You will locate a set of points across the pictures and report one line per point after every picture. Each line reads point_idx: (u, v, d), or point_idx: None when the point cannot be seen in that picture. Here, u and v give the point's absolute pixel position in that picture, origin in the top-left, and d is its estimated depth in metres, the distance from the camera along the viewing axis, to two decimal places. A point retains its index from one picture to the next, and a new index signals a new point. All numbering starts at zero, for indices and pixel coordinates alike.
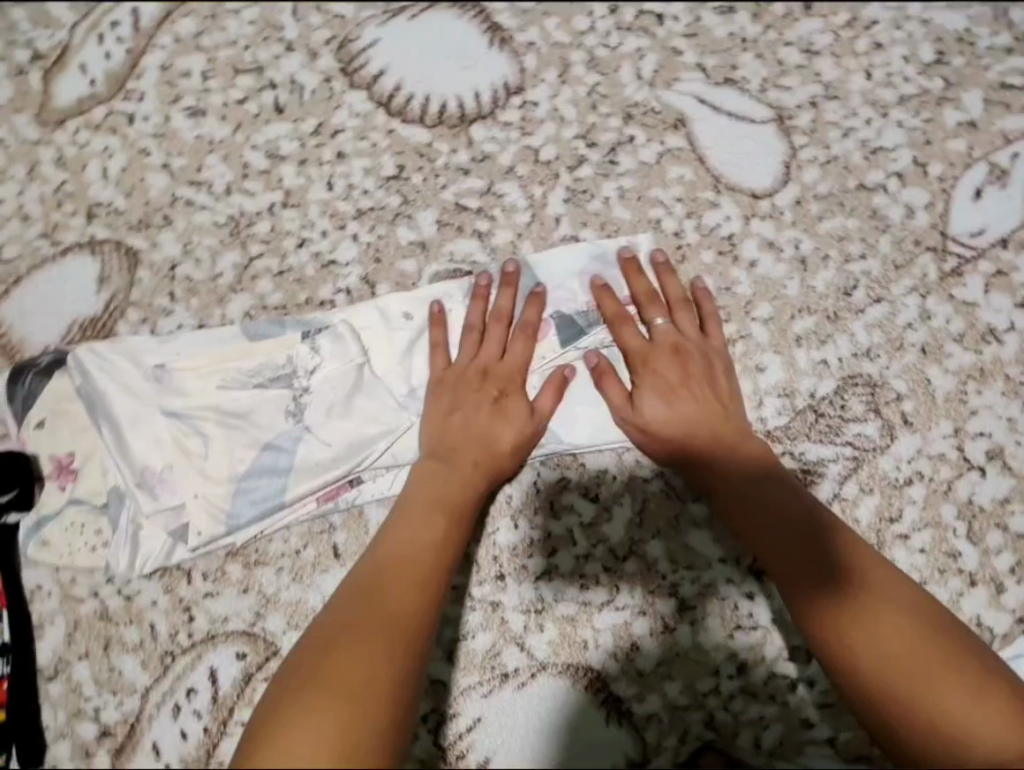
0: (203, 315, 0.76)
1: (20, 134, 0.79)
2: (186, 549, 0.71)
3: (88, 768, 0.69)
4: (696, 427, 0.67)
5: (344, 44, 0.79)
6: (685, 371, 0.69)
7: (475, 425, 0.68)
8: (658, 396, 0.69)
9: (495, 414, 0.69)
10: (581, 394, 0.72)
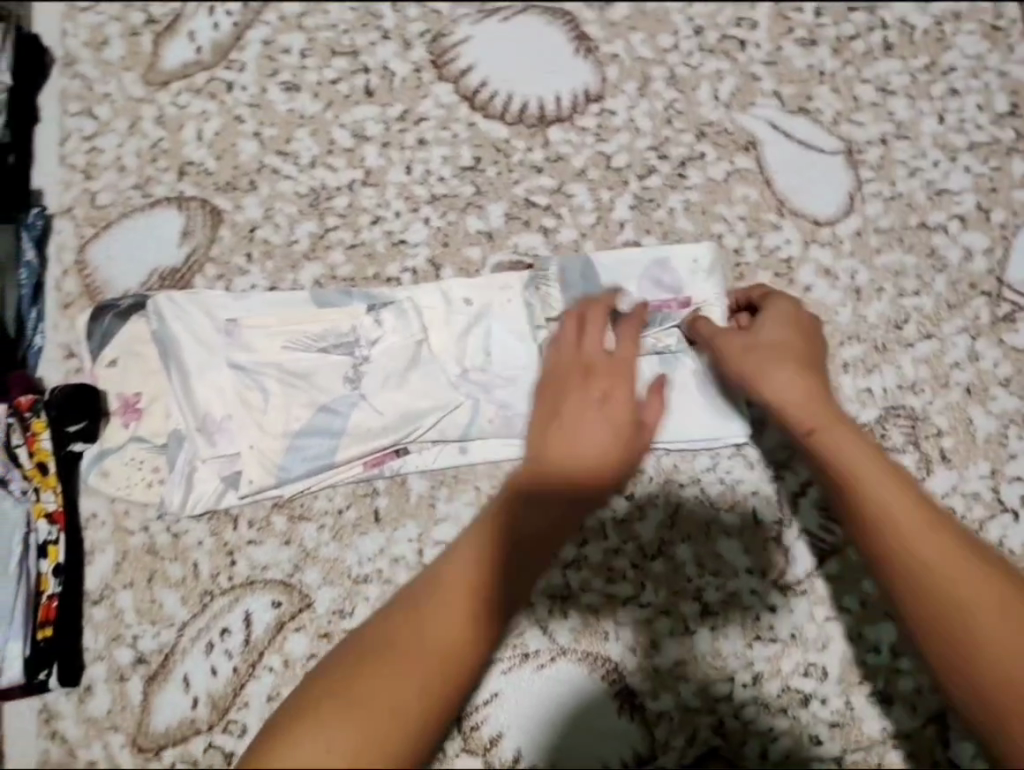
0: (275, 278, 0.80)
1: (127, 91, 0.84)
2: (236, 494, 0.75)
3: (122, 690, 0.74)
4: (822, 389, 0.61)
5: (437, 37, 0.83)
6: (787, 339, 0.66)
7: (585, 413, 0.63)
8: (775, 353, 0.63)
9: (610, 402, 0.64)
10: None
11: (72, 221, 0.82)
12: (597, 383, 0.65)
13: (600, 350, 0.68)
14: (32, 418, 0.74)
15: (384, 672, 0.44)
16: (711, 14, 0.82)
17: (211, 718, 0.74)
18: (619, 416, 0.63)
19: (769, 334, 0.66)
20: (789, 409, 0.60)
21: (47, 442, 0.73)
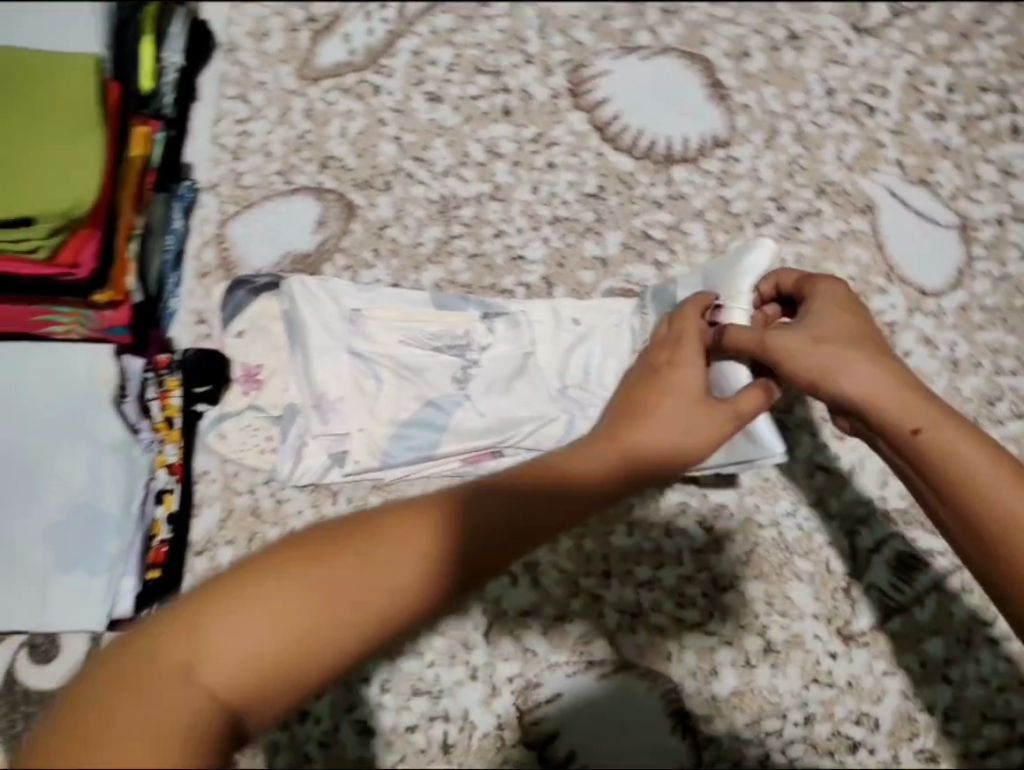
0: (398, 276, 0.86)
1: (281, 82, 0.89)
2: (340, 472, 0.80)
3: None
4: (883, 387, 0.58)
5: (577, 68, 0.87)
6: (844, 327, 0.63)
7: (654, 394, 0.60)
8: (821, 342, 0.61)
9: (689, 385, 0.60)
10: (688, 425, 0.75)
11: (216, 197, 0.88)
12: (674, 369, 0.61)
13: (689, 341, 0.64)
14: (167, 376, 0.79)
15: (333, 585, 0.41)
16: (845, 78, 0.84)
17: None
18: (694, 400, 0.59)
19: (833, 322, 0.63)
20: (868, 402, 0.58)
21: (177, 399, 0.79)
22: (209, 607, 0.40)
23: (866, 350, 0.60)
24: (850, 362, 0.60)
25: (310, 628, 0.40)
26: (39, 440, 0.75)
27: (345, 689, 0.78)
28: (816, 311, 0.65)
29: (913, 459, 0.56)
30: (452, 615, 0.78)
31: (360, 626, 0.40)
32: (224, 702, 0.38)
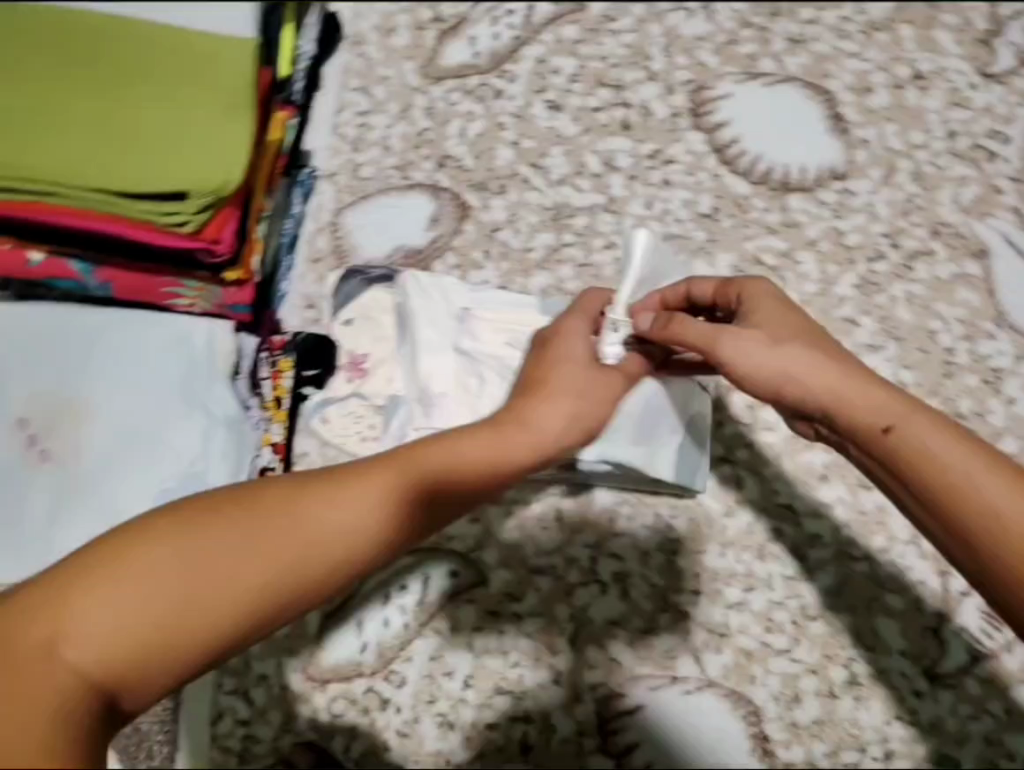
0: (507, 279, 0.87)
1: (404, 78, 0.91)
2: None
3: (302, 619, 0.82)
4: (842, 390, 0.60)
5: (700, 89, 0.88)
6: (783, 330, 0.64)
7: (532, 385, 0.65)
8: (771, 352, 0.62)
9: (562, 370, 0.66)
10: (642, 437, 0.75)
11: (333, 185, 0.90)
12: (552, 346, 0.68)
13: (570, 340, 0.68)
14: (280, 357, 0.82)
15: (224, 558, 0.49)
16: (967, 122, 0.85)
17: (375, 665, 0.82)
18: (565, 390, 0.65)
19: (774, 323, 0.65)
20: (832, 408, 0.61)
21: (288, 381, 0.82)
22: (79, 585, 0.47)
23: (814, 351, 0.62)
24: (799, 359, 0.62)
25: (198, 599, 0.48)
26: (161, 409, 0.77)
27: (429, 682, 0.81)
28: (760, 317, 0.65)
29: (889, 465, 0.59)
30: (539, 618, 0.81)
31: (246, 598, 0.49)
32: (99, 679, 0.45)
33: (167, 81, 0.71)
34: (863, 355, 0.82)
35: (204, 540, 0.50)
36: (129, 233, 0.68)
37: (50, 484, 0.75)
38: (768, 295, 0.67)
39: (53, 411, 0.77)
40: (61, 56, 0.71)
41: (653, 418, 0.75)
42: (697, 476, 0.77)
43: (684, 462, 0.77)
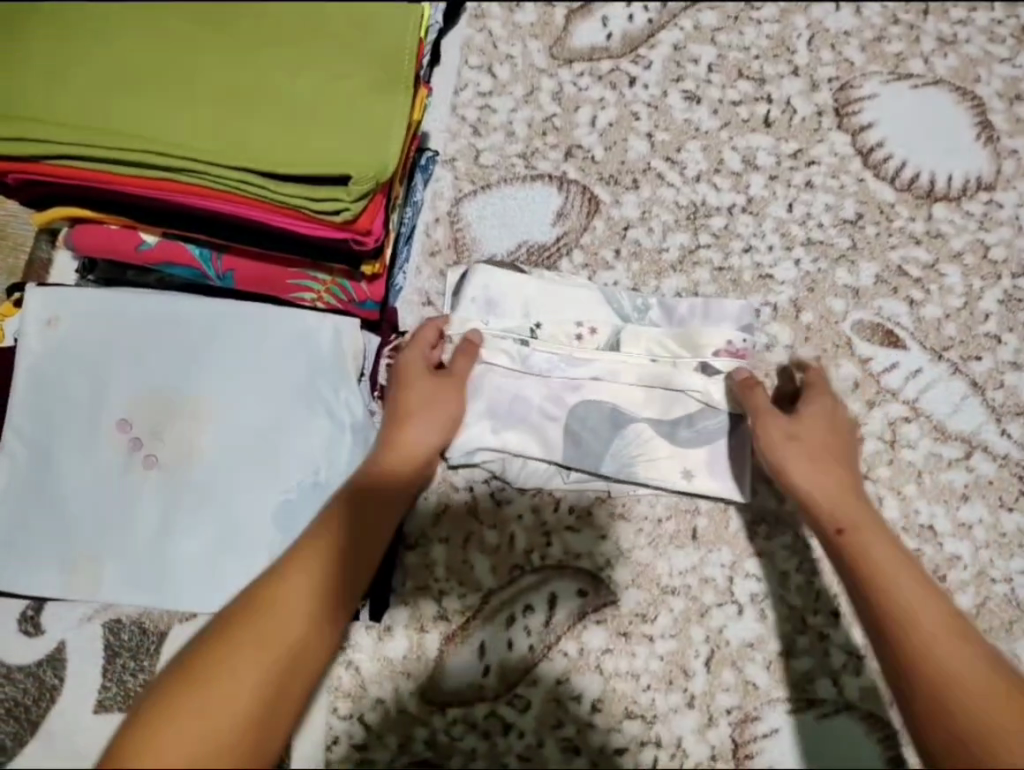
0: (639, 280, 0.82)
1: (530, 59, 0.85)
2: (562, 481, 0.78)
3: (419, 640, 0.78)
4: (827, 499, 0.69)
5: (845, 87, 0.84)
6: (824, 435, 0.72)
7: (392, 408, 0.72)
8: (805, 454, 0.71)
9: (405, 390, 0.72)
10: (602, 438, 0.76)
11: (452, 172, 0.83)
12: (403, 369, 0.73)
13: (410, 362, 0.73)
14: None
15: (227, 663, 0.55)
16: None
17: (496, 689, 0.77)
18: (413, 408, 0.71)
19: (818, 430, 0.72)
20: (816, 503, 0.69)
21: None
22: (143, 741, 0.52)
23: (832, 462, 0.71)
24: (811, 466, 0.70)
25: (225, 695, 0.54)
26: (277, 409, 0.74)
27: (554, 705, 0.77)
28: (809, 423, 0.72)
29: (841, 564, 0.67)
30: (673, 640, 0.77)
31: (264, 675, 0.55)
32: None
33: (310, 45, 0.65)
34: (1007, 372, 0.80)
35: (205, 658, 0.55)
36: (275, 220, 0.65)
37: (158, 488, 0.73)
38: (837, 415, 0.73)
39: (159, 410, 0.73)
40: (199, 11, 0.65)
41: (505, 405, 0.76)
42: (604, 463, 0.76)
43: (573, 451, 0.76)
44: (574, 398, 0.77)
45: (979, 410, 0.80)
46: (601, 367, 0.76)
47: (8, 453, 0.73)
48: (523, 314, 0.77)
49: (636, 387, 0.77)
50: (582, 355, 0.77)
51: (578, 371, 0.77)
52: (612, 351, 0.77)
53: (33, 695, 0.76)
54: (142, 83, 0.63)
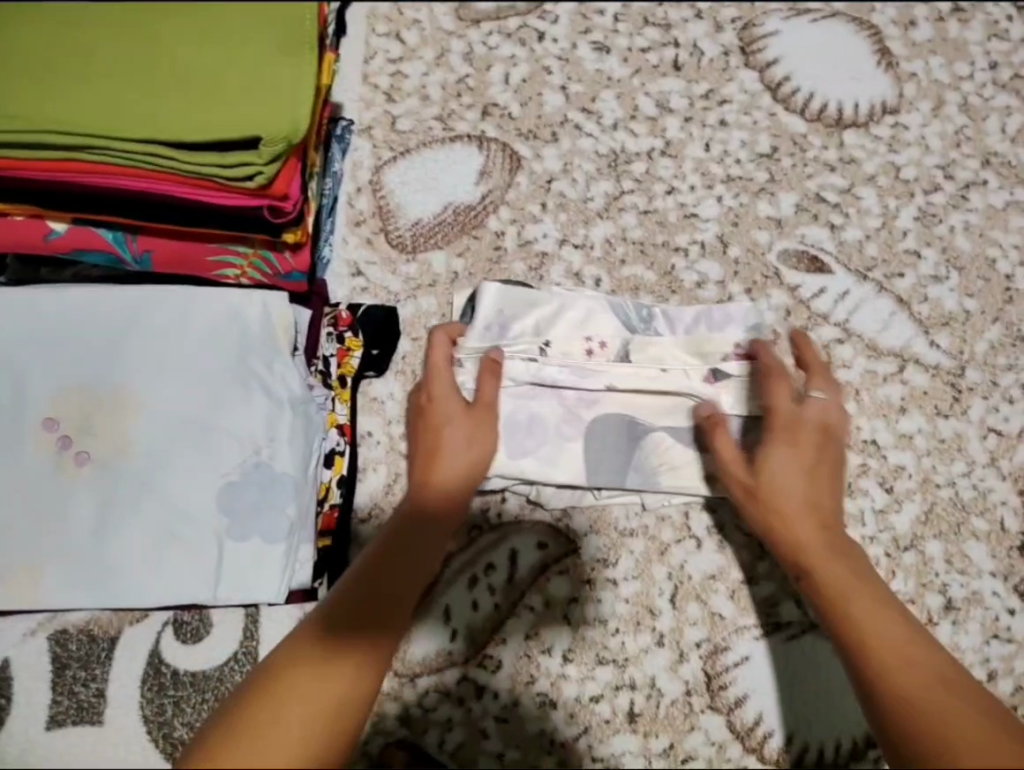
0: (568, 230, 0.82)
1: (437, 23, 0.86)
2: (595, 495, 0.77)
3: None
4: (801, 503, 0.67)
5: (748, 26, 0.86)
6: (814, 451, 0.69)
7: (429, 449, 0.70)
8: (783, 466, 0.68)
9: (438, 431, 0.70)
10: (611, 459, 0.74)
11: (370, 141, 0.83)
12: (433, 407, 0.71)
13: (435, 398, 0.71)
14: (348, 334, 0.77)
15: (287, 690, 0.52)
16: (1008, 52, 0.87)
17: (467, 652, 0.77)
18: (451, 449, 0.69)
19: (795, 475, 0.67)
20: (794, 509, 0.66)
21: (355, 360, 0.77)
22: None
23: (820, 478, 0.68)
24: (791, 500, 0.67)
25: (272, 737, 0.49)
26: (211, 393, 0.72)
27: (526, 661, 0.76)
28: (779, 470, 0.68)
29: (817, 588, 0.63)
30: (636, 581, 0.78)
31: (313, 723, 0.51)
32: None
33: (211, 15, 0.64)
34: (929, 286, 0.83)
35: (262, 697, 0.52)
36: (183, 193, 0.63)
37: (92, 487, 0.70)
38: (825, 428, 0.70)
39: (86, 406, 0.70)
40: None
41: (523, 429, 0.74)
42: (628, 476, 0.75)
43: (594, 468, 0.74)
44: (591, 414, 0.75)
45: (908, 325, 0.82)
46: (611, 378, 0.74)
47: None
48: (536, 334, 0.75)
49: (650, 398, 0.75)
50: (594, 368, 0.74)
51: (591, 384, 0.74)
52: (622, 362, 0.74)
53: None
54: (37, 63, 0.62)
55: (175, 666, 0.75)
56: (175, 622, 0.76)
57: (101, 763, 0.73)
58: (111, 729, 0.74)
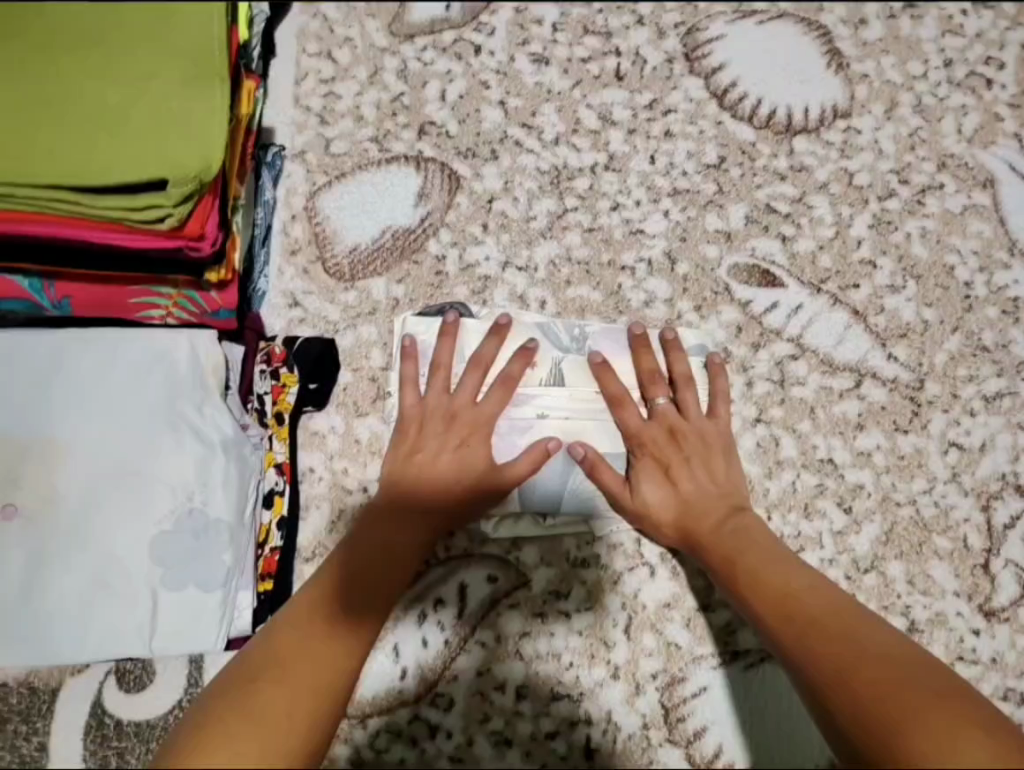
0: (511, 251, 0.79)
1: (370, 39, 0.83)
2: (539, 522, 0.74)
3: None
4: (696, 508, 0.68)
5: (692, 31, 0.83)
6: (681, 451, 0.70)
7: (438, 487, 0.68)
8: (656, 481, 0.69)
9: (452, 476, 0.68)
10: (546, 485, 0.72)
11: (303, 166, 0.80)
12: (460, 448, 0.69)
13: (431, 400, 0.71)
14: (283, 370, 0.73)
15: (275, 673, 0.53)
16: (962, 49, 0.84)
17: (418, 691, 0.73)
18: (455, 498, 0.68)
19: (665, 496, 0.69)
20: (690, 510, 0.68)
21: (292, 396, 0.73)
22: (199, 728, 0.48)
23: (700, 482, 0.69)
24: (669, 511, 0.68)
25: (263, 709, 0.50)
26: (142, 433, 0.67)
27: (479, 698, 0.73)
28: (652, 492, 0.69)
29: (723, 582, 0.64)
30: (590, 611, 0.75)
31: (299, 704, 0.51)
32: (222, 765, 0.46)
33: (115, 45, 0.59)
34: (886, 297, 0.80)
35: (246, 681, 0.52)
36: (95, 237, 0.60)
37: (22, 541, 0.64)
38: (697, 429, 0.71)
39: (11, 455, 0.66)
40: None
41: None
42: (565, 501, 0.73)
43: (531, 495, 0.73)
44: (525, 439, 0.72)
45: (864, 339, 0.79)
46: (544, 404, 0.73)
47: None
48: (456, 355, 0.74)
49: (584, 422, 0.73)
50: (524, 393, 0.73)
51: (525, 411, 0.73)
52: (555, 386, 0.73)
53: None
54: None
55: (118, 716, 0.69)
56: (117, 670, 0.70)
57: None
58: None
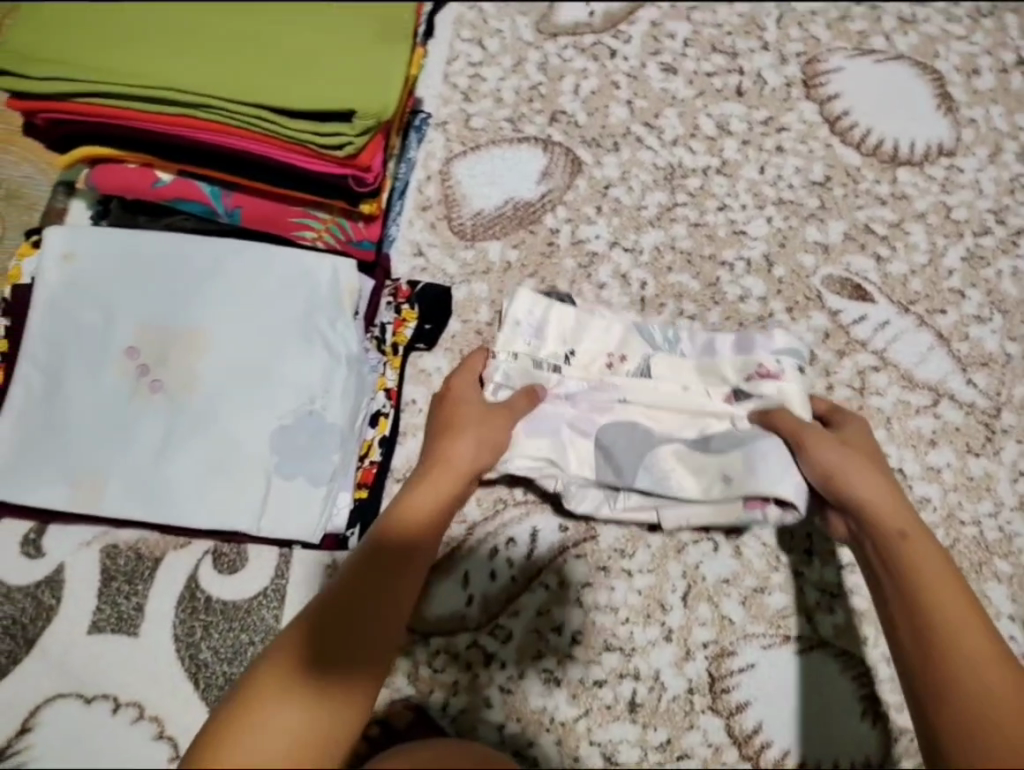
0: (619, 233, 0.86)
1: (518, 34, 0.93)
2: (612, 507, 0.75)
3: None
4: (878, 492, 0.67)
5: (811, 62, 0.91)
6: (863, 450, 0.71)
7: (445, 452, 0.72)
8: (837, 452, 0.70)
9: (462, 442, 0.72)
10: (622, 456, 0.75)
11: (444, 135, 0.90)
12: (454, 419, 0.73)
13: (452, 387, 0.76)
14: (405, 306, 0.82)
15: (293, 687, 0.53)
16: None
17: (479, 619, 0.77)
18: (460, 459, 0.71)
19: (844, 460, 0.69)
20: (876, 487, 0.67)
21: (409, 329, 0.81)
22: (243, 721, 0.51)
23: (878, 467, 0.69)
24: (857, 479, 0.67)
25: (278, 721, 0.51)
26: (276, 339, 0.75)
27: (536, 636, 0.77)
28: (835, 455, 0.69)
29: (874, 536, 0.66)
30: (651, 574, 0.79)
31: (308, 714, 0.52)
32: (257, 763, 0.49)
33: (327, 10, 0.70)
34: (971, 326, 0.84)
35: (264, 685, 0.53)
36: (279, 157, 0.69)
37: (164, 414, 0.72)
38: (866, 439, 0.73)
39: (164, 339, 0.74)
40: None
41: (545, 423, 0.76)
42: (638, 476, 0.74)
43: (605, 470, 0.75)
44: (605, 417, 0.77)
45: (945, 361, 0.83)
46: (625, 391, 0.78)
47: (24, 379, 0.73)
48: (557, 339, 0.80)
49: (670, 412, 0.77)
50: (612, 379, 0.79)
51: (607, 395, 0.78)
52: (640, 378, 0.79)
53: (29, 614, 0.74)
54: (113, 33, 0.68)
55: (209, 592, 0.75)
56: (214, 551, 0.77)
57: (110, 686, 0.72)
58: (126, 652, 0.73)
